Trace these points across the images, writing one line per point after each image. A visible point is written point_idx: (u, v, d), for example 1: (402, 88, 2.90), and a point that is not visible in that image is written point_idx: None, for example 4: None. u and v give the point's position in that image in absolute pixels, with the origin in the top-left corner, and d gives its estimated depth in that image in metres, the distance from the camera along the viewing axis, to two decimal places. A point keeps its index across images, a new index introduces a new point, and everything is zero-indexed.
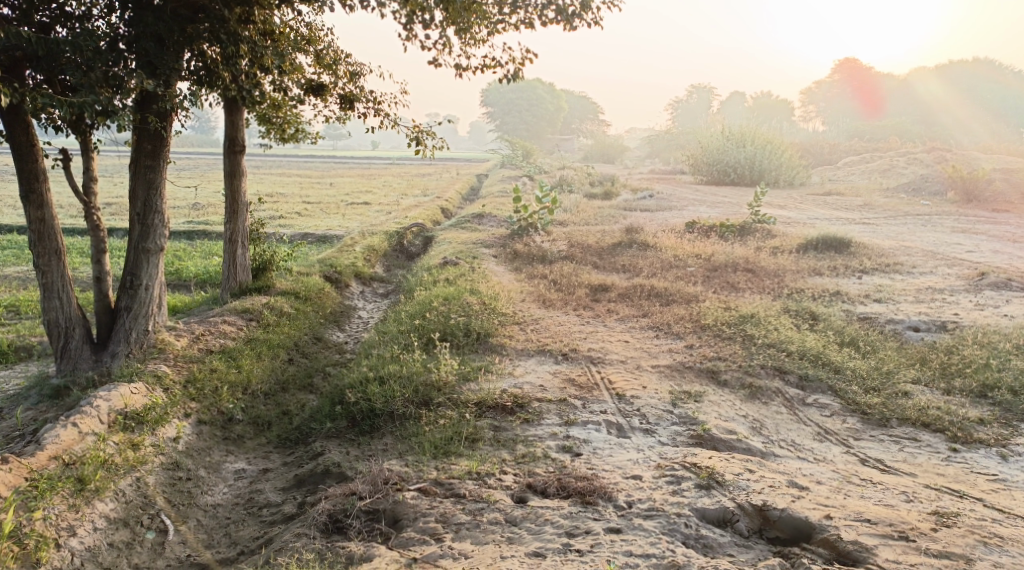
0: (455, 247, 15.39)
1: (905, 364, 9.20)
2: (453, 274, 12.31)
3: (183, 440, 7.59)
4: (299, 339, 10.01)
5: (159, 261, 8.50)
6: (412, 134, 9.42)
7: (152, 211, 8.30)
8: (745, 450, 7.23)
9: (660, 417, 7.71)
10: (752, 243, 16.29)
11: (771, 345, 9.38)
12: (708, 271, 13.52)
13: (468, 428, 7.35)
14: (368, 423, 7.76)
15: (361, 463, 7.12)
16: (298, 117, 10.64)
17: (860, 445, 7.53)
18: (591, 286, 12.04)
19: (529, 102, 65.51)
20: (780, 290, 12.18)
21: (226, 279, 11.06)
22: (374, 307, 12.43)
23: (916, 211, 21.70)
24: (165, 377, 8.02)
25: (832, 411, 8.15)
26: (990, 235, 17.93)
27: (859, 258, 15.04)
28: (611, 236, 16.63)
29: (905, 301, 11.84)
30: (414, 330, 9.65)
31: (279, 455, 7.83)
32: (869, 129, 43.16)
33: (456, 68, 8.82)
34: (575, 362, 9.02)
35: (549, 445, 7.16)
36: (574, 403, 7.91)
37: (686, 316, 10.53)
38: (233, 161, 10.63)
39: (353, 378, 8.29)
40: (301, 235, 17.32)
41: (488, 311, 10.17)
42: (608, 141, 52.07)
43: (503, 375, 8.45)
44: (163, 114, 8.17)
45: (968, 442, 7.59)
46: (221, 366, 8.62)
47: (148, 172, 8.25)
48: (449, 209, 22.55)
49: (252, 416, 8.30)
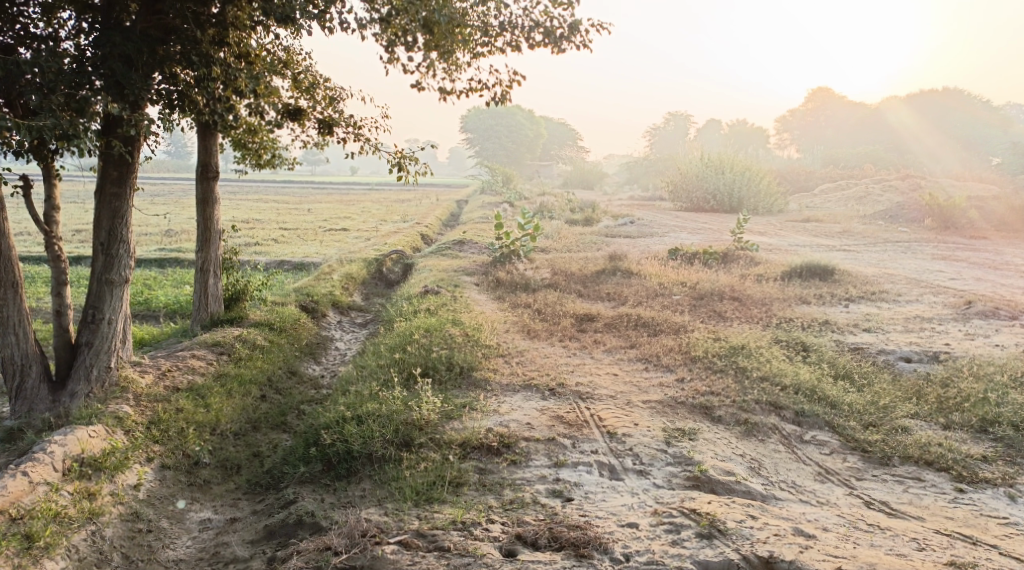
0: (436, 275, 14.99)
1: (901, 398, 8.86)
2: (434, 303, 11.91)
3: (145, 488, 7.16)
4: (273, 374, 9.59)
5: (124, 293, 8.08)
6: (394, 160, 9.06)
7: (118, 241, 7.89)
8: (745, 494, 6.85)
9: (654, 457, 7.32)
10: (737, 271, 16.01)
11: (765, 378, 9.02)
12: (694, 300, 13.21)
13: (452, 472, 6.94)
14: (345, 466, 7.32)
15: (337, 511, 6.67)
16: (275, 142, 10.28)
17: (863, 486, 7.17)
18: (576, 315, 11.68)
19: (508, 128, 65.46)
20: (769, 319, 11.87)
21: (197, 309, 10.60)
22: (351, 338, 12.00)
23: (895, 238, 21.58)
24: (127, 419, 7.59)
25: (831, 449, 7.79)
26: (971, 263, 17.78)
27: (844, 285, 14.79)
28: (594, 263, 16.31)
29: (894, 331, 11.56)
30: (394, 364, 9.24)
31: (249, 502, 7.37)
32: (844, 157, 43.27)
33: (440, 92, 8.50)
34: (563, 397, 8.63)
35: (537, 489, 6.78)
36: (563, 442, 7.52)
37: (676, 347, 10.17)
38: (206, 187, 10.21)
39: (329, 418, 7.84)
40: (277, 263, 16.87)
41: (471, 343, 9.78)
42: (588, 168, 52.01)
43: (488, 412, 8.04)
44: (130, 139, 7.77)
45: (974, 482, 7.22)
46: (189, 405, 8.17)
47: (113, 201, 7.83)
48: (429, 236, 22.18)
49: (221, 458, 7.85)
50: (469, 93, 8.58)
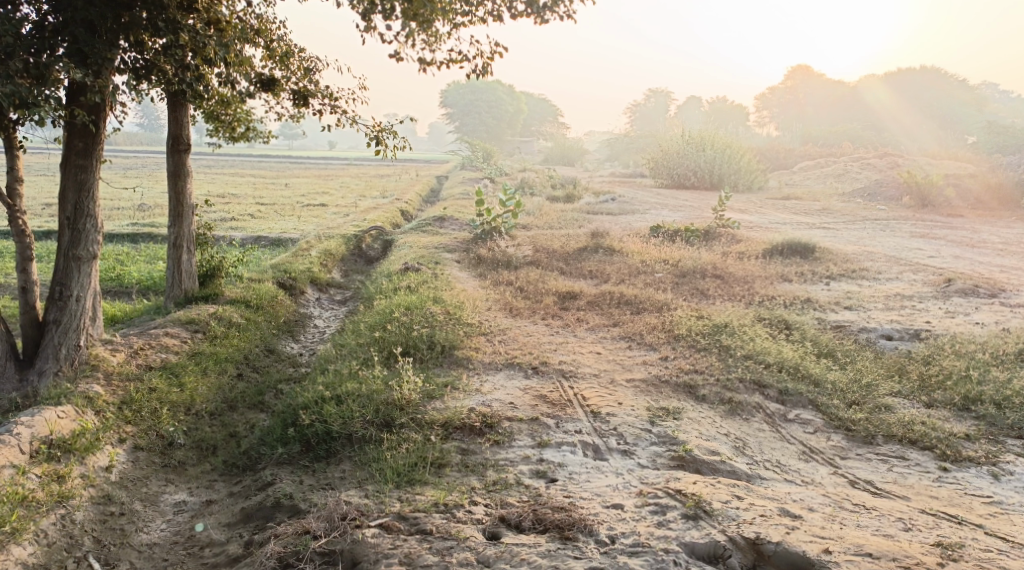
0: (417, 252, 14.82)
1: (883, 376, 8.84)
2: (414, 280, 11.75)
3: (116, 469, 7.05)
4: (249, 352, 9.46)
5: (92, 270, 8.03)
6: (372, 133, 8.88)
7: (84, 215, 7.86)
8: (730, 474, 6.80)
9: (638, 436, 7.25)
10: (718, 249, 15.95)
11: (749, 357, 8.95)
12: (675, 277, 13.13)
13: (434, 453, 6.84)
14: (323, 447, 7.22)
15: (316, 494, 6.56)
16: (249, 114, 10.11)
17: (847, 466, 7.13)
18: (558, 293, 11.56)
19: (488, 103, 65.00)
20: (751, 297, 11.81)
21: (170, 286, 10.42)
22: (330, 316, 11.85)
23: (874, 216, 21.59)
24: (98, 399, 7.55)
25: (815, 428, 7.74)
26: (949, 241, 17.82)
27: (824, 263, 14.76)
28: (576, 240, 16.18)
29: (876, 309, 11.53)
30: (374, 342, 9.11)
31: (224, 484, 7.25)
32: (822, 136, 43.29)
33: (420, 63, 8.31)
34: (546, 376, 8.53)
35: (521, 470, 6.70)
36: (547, 422, 7.43)
37: (659, 325, 10.09)
38: (177, 160, 10.00)
39: (307, 398, 7.73)
40: (254, 238, 16.64)
41: (452, 321, 9.65)
42: (568, 144, 51.71)
43: (470, 392, 7.94)
44: (95, 106, 7.72)
45: (958, 460, 7.19)
46: (162, 384, 8.14)
47: (78, 173, 7.80)
48: (409, 213, 21.96)
49: (196, 439, 7.77)
50: (450, 64, 8.39)
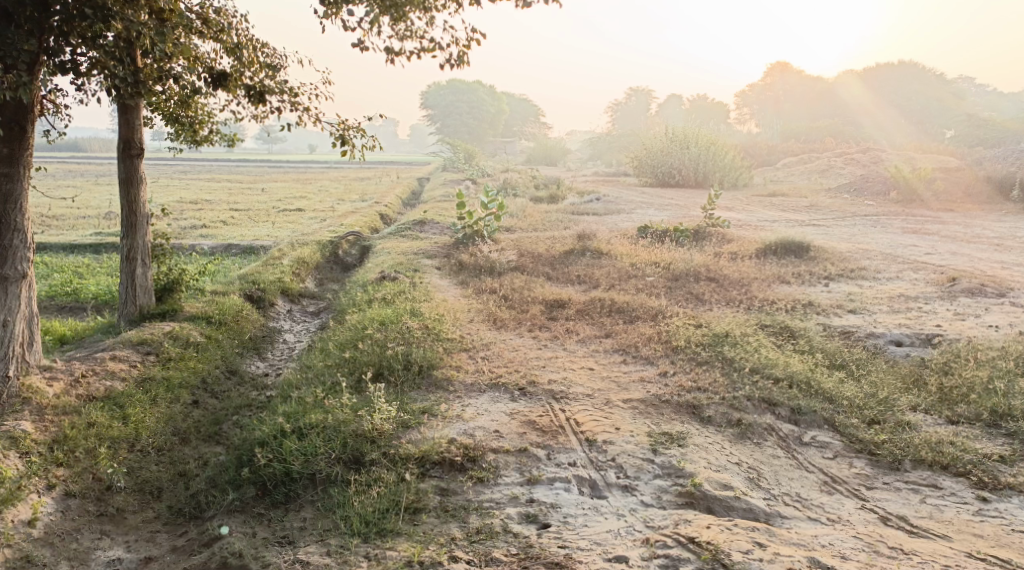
0: (394, 258, 13.94)
1: (900, 389, 8.04)
2: (390, 291, 10.90)
3: (41, 523, 6.40)
4: (208, 374, 8.62)
5: (22, 291, 7.28)
6: (338, 132, 8.04)
7: (11, 230, 7.15)
8: (746, 513, 6.05)
9: (640, 469, 6.48)
10: (709, 249, 15.17)
11: (754, 371, 8.09)
12: (668, 281, 12.34)
13: (410, 496, 6.19)
14: (281, 491, 6.57)
15: (270, 551, 5.95)
16: (211, 115, 9.30)
17: (875, 498, 6.35)
18: (545, 302, 10.72)
19: (468, 104, 64.19)
20: (750, 302, 11.01)
21: (123, 303, 9.51)
22: (301, 330, 11.00)
23: (864, 211, 20.92)
24: (25, 438, 6.79)
25: (835, 453, 6.95)
26: (943, 236, 17.16)
27: (821, 262, 14.01)
28: (561, 243, 15.33)
29: (881, 312, 10.75)
30: (345, 364, 8.30)
31: (167, 537, 6.59)
32: (802, 132, 42.68)
33: (386, 52, 7.43)
34: (535, 398, 7.70)
35: (509, 514, 6.05)
36: (536, 453, 6.68)
37: (655, 335, 9.27)
38: (129, 166, 9.11)
39: (266, 432, 6.98)
40: (224, 246, 15.76)
41: (431, 337, 8.81)
42: (550, 144, 50.89)
43: (450, 419, 7.12)
44: (20, 109, 7.04)
45: (998, 489, 6.43)
46: (102, 418, 7.34)
47: (4, 182, 7.09)
48: (389, 215, 21.13)
49: (138, 481, 7.06)
50: (421, 53, 7.52)
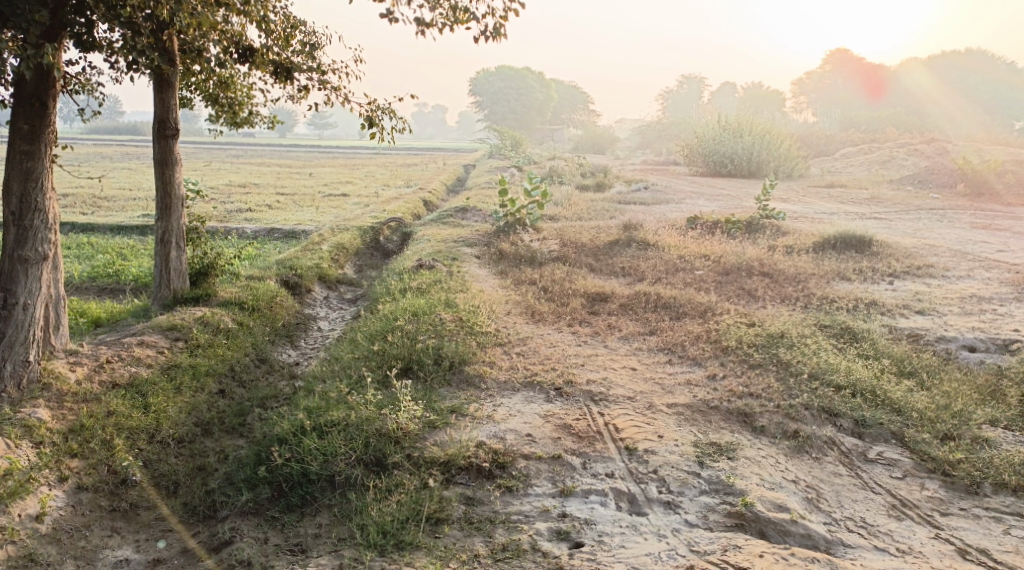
0: (434, 246, 13.48)
1: (976, 400, 7.35)
2: (426, 280, 10.42)
3: (50, 518, 6.05)
4: (237, 363, 8.23)
5: (42, 276, 6.93)
6: (366, 113, 7.59)
7: (32, 210, 6.82)
8: (804, 540, 5.54)
9: (685, 483, 5.94)
10: (763, 242, 14.45)
11: (812, 375, 7.45)
12: (719, 275, 11.68)
13: (432, 505, 5.74)
14: (297, 494, 6.17)
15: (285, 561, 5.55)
16: (252, 97, 8.92)
17: (951, 527, 5.79)
18: (587, 295, 10.16)
19: (518, 90, 63.59)
20: (807, 299, 10.33)
21: (157, 285, 9.18)
22: (336, 317, 10.58)
23: (929, 205, 19.92)
24: (39, 428, 6.45)
25: (904, 472, 6.33)
26: (1015, 232, 16.20)
27: (884, 258, 13.22)
28: (607, 233, 14.73)
29: (951, 313, 10.00)
30: (375, 356, 7.84)
31: (179, 537, 6.22)
32: (863, 122, 41.29)
33: (417, 24, 6.91)
34: (572, 399, 7.18)
35: (539, 530, 5.57)
36: (571, 461, 6.17)
37: (703, 334, 8.66)
38: (165, 147, 8.75)
39: (285, 428, 6.56)
40: (264, 230, 15.42)
41: (465, 330, 8.31)
42: (599, 131, 50.14)
43: (480, 420, 6.63)
44: (40, 82, 6.71)
45: None
46: (122, 407, 6.98)
47: (24, 160, 6.77)
48: (433, 202, 20.68)
49: (154, 475, 6.69)
50: (454, 26, 7.00)
